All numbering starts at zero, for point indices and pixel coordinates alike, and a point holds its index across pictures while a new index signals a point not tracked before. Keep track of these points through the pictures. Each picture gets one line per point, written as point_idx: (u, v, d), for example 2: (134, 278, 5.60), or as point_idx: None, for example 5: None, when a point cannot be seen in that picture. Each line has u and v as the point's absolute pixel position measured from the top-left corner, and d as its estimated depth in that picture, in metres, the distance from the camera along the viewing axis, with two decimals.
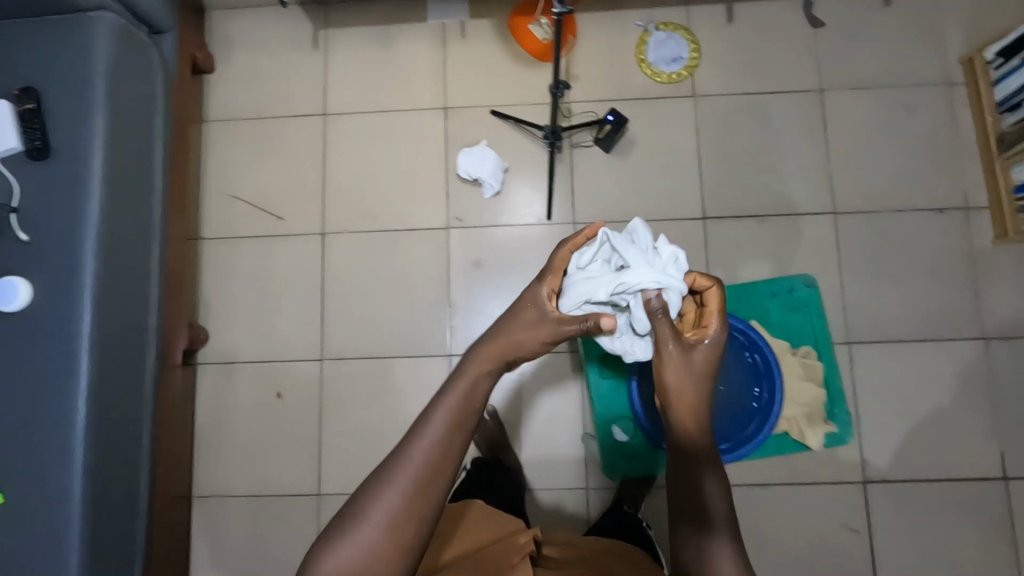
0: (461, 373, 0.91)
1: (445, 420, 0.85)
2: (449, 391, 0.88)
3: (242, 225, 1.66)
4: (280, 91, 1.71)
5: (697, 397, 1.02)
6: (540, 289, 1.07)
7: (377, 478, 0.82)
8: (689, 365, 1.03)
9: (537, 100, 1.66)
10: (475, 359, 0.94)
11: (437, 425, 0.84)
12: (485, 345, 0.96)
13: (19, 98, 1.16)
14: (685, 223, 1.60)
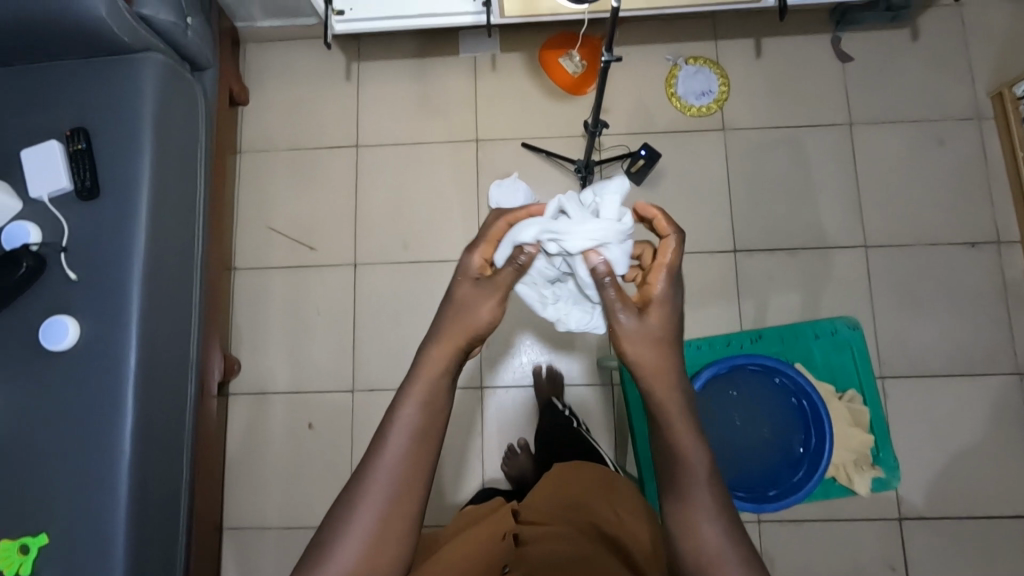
0: (419, 368, 0.77)
1: (412, 426, 0.74)
2: (407, 390, 0.77)
3: (275, 256, 1.68)
4: (314, 123, 1.73)
5: (661, 359, 0.79)
6: (473, 257, 0.86)
7: (350, 494, 0.74)
8: (645, 329, 0.80)
9: (567, 132, 1.67)
10: (433, 349, 0.78)
11: (406, 423, 0.75)
12: (443, 332, 0.79)
13: (70, 138, 1.18)
14: (717, 255, 1.61)
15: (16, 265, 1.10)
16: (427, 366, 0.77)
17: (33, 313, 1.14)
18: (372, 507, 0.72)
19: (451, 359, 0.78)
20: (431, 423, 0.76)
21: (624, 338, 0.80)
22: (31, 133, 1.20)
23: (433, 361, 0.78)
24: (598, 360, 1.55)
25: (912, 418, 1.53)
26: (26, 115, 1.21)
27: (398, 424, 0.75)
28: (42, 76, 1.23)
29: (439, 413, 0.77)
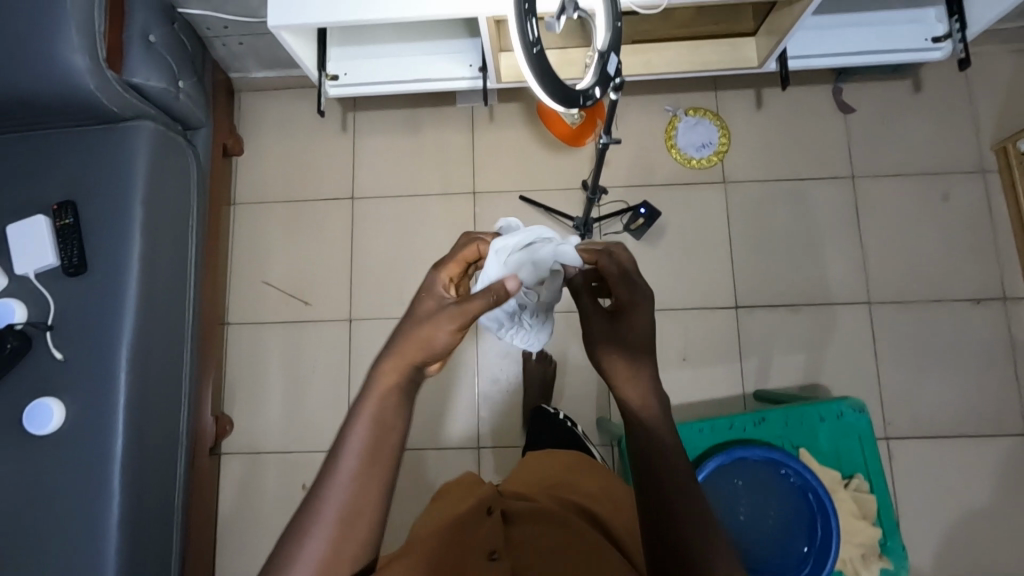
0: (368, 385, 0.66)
1: (364, 449, 0.62)
2: (358, 407, 0.64)
3: (269, 310, 1.65)
4: (309, 174, 1.71)
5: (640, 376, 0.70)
6: (439, 274, 0.73)
7: (297, 523, 0.61)
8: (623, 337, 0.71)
9: (566, 185, 1.65)
10: (381, 369, 0.66)
11: (356, 441, 0.62)
12: (395, 346, 0.67)
13: (57, 213, 1.15)
14: (718, 312, 1.58)
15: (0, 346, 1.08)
16: (378, 382, 0.65)
17: (17, 394, 1.11)
18: (318, 539, 0.59)
19: (403, 373, 0.66)
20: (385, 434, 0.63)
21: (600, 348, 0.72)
22: (17, 206, 1.18)
23: (386, 374, 0.66)
24: (598, 419, 1.53)
25: (917, 479, 1.50)
26: (12, 186, 1.19)
27: (346, 445, 0.63)
28: (29, 146, 1.20)
29: (393, 431, 0.64)
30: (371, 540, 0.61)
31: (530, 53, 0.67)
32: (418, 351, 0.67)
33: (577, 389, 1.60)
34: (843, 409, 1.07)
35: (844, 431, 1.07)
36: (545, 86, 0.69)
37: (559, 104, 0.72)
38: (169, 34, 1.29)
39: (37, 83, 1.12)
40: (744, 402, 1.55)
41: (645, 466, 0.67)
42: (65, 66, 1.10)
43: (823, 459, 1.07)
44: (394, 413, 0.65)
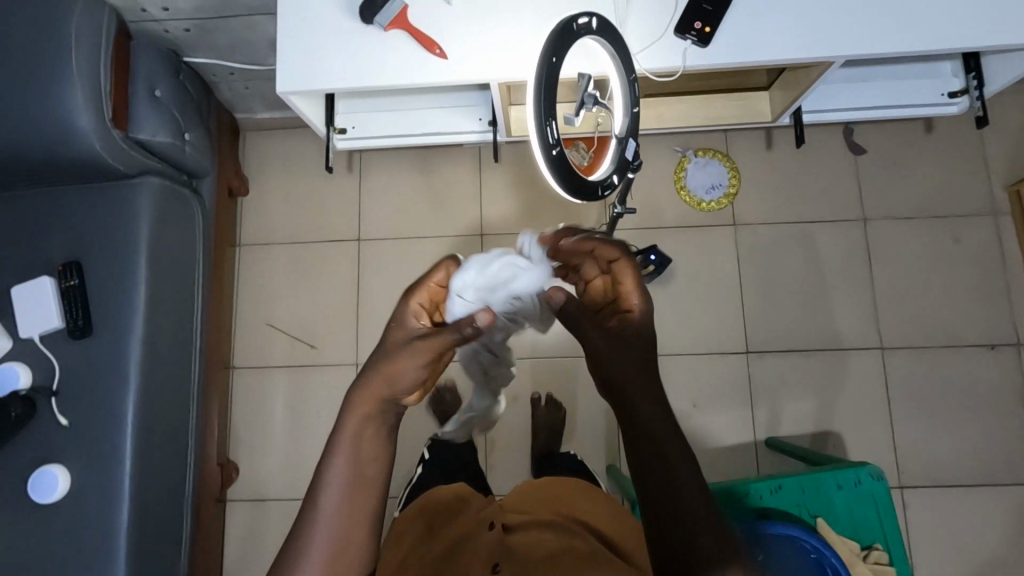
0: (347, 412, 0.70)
1: (341, 483, 0.67)
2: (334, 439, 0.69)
3: (275, 354, 1.64)
4: (315, 215, 1.70)
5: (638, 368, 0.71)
6: (410, 304, 0.77)
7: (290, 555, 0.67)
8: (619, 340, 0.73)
9: (574, 227, 1.63)
10: (357, 400, 0.70)
11: (341, 467, 0.68)
12: (365, 378, 0.71)
13: (62, 274, 1.14)
14: (728, 357, 1.57)
15: (5, 414, 1.06)
16: (357, 410, 0.70)
17: (22, 459, 1.09)
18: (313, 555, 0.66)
19: (373, 402, 0.70)
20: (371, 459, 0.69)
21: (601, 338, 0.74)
22: (21, 265, 1.16)
23: (365, 400, 0.70)
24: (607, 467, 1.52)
25: (931, 529, 1.48)
26: (16, 245, 1.17)
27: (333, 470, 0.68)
28: (33, 203, 1.19)
29: (372, 457, 0.70)
30: (363, 559, 0.68)
31: (549, 155, 0.66)
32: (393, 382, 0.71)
33: (586, 435, 1.58)
34: (861, 477, 1.06)
35: (861, 500, 1.06)
36: (563, 183, 0.68)
37: (575, 196, 0.70)
38: (175, 86, 1.28)
39: (42, 143, 1.10)
40: (756, 449, 1.53)
41: (653, 474, 0.65)
42: (70, 127, 1.09)
43: (839, 528, 1.05)
44: (370, 439, 0.70)
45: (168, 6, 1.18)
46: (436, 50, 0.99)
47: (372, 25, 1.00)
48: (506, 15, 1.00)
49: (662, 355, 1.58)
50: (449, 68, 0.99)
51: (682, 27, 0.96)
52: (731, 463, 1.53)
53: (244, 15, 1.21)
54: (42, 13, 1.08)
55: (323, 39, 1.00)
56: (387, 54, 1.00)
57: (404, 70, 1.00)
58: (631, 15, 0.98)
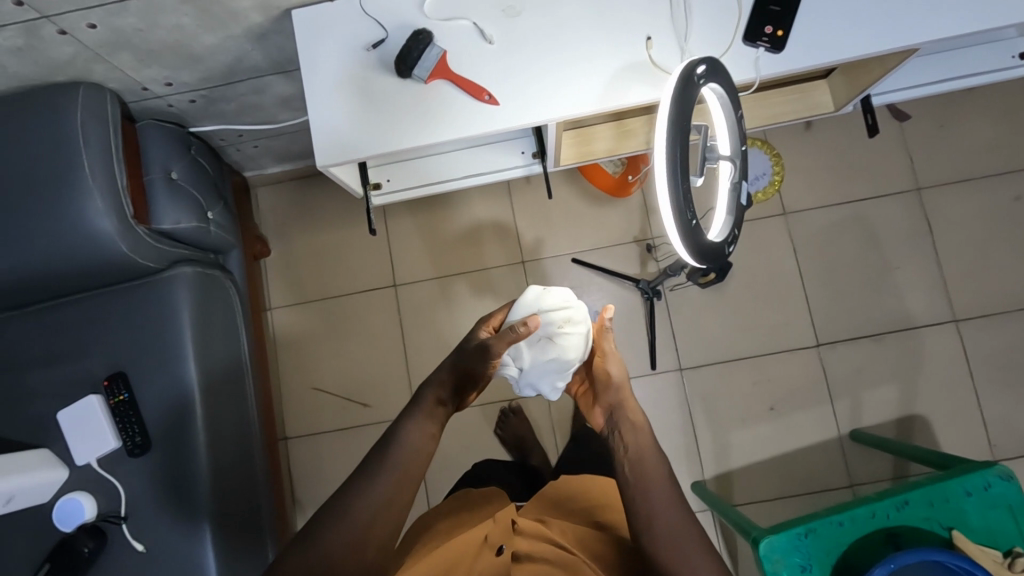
0: (406, 434, 0.85)
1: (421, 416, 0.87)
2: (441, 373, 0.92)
3: (326, 418, 1.56)
4: (342, 266, 1.61)
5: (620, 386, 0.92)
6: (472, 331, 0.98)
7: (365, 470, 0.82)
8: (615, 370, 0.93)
9: (618, 241, 1.57)
10: (420, 413, 0.88)
11: (382, 485, 0.81)
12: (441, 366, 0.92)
13: (109, 389, 1.06)
14: (799, 354, 1.51)
15: (77, 550, 1.01)
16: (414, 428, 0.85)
17: None
18: (335, 547, 0.76)
19: (452, 380, 0.91)
20: (394, 505, 0.80)
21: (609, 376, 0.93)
22: (64, 385, 1.08)
23: (418, 409, 0.88)
24: (692, 484, 1.46)
25: None
26: (55, 364, 1.09)
27: (374, 484, 0.81)
28: (63, 316, 1.10)
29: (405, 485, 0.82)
30: (403, 508, 0.81)
31: (686, 225, 0.62)
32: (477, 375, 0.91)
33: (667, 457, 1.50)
34: (990, 481, 1.00)
35: (995, 509, 1.00)
36: (691, 251, 0.64)
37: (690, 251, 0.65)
38: (190, 163, 1.19)
39: (68, 255, 1.01)
40: (840, 444, 1.47)
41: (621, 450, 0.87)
42: (92, 232, 1.00)
43: (975, 539, 0.99)
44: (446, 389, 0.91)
45: (171, 81, 1.08)
46: (485, 97, 0.89)
47: (410, 79, 0.91)
48: (556, 48, 0.91)
49: (730, 361, 1.51)
50: (501, 114, 0.90)
51: (752, 34, 0.87)
52: (819, 464, 1.47)
53: (254, 78, 1.11)
54: (44, 114, 0.98)
55: (359, 104, 0.92)
56: (430, 109, 0.91)
57: (452, 122, 0.91)
58: (695, 28, 0.89)
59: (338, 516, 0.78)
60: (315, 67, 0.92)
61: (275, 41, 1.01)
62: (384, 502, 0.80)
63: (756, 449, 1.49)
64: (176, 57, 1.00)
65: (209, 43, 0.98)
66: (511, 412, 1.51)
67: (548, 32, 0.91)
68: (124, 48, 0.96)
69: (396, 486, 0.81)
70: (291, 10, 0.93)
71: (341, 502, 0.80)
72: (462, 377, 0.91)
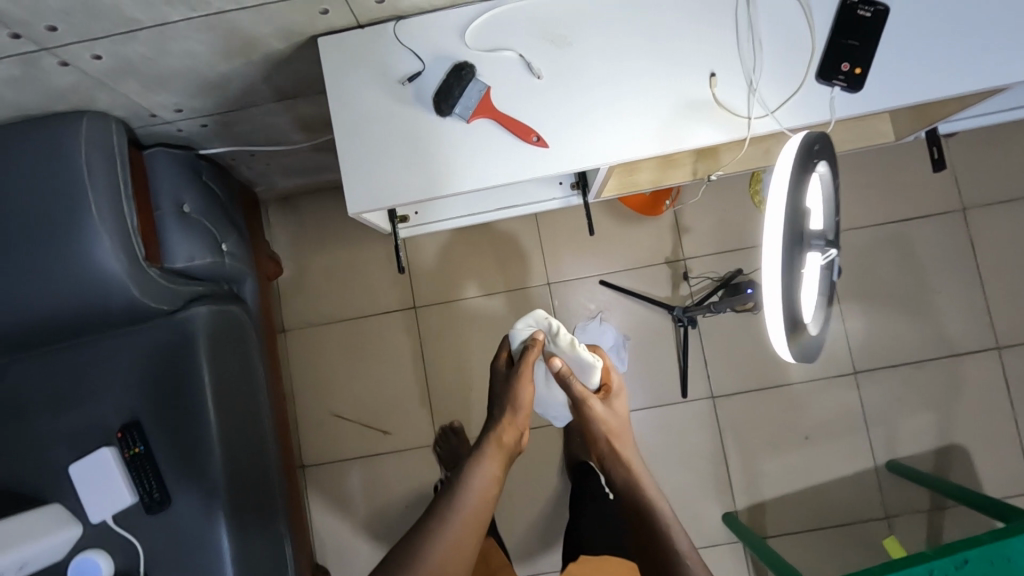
0: (470, 481, 0.93)
1: (490, 463, 0.95)
2: (499, 418, 0.99)
3: (345, 446, 1.51)
4: (358, 286, 1.54)
5: (618, 432, 1.02)
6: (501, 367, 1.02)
7: (438, 511, 0.90)
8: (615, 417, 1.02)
9: (648, 263, 1.50)
10: (482, 459, 0.95)
11: (456, 526, 0.89)
12: (497, 410, 1.00)
13: (122, 442, 1.00)
14: (835, 382, 1.45)
15: None
16: (482, 473, 0.94)
17: None
18: None
19: (513, 428, 0.99)
20: (465, 550, 0.88)
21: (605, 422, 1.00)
22: (73, 434, 1.01)
23: (482, 450, 0.96)
24: (724, 516, 1.42)
25: None
26: (63, 412, 1.02)
27: (445, 526, 0.88)
28: (71, 358, 1.03)
29: (476, 529, 0.91)
30: (474, 549, 0.90)
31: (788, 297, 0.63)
32: (519, 413, 0.98)
33: (698, 487, 1.45)
34: None
35: None
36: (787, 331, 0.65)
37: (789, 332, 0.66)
38: (200, 192, 1.11)
39: (74, 299, 0.94)
40: (876, 474, 1.43)
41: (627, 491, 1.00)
42: (101, 276, 0.92)
43: None
44: (508, 433, 0.99)
45: (182, 107, 0.99)
46: (533, 139, 0.82)
47: (450, 117, 0.83)
48: (612, 81, 0.82)
49: (765, 388, 1.46)
50: (551, 157, 0.82)
51: (828, 71, 0.80)
52: (853, 495, 1.43)
53: (271, 103, 1.02)
54: (44, 148, 0.90)
55: (393, 144, 0.83)
56: (472, 151, 0.83)
57: (497, 165, 0.83)
58: (765, 62, 0.81)
59: (407, 570, 0.84)
60: (344, 98, 0.84)
61: (296, 66, 0.92)
62: (455, 544, 0.87)
63: (790, 479, 1.44)
64: (188, 83, 0.92)
65: (226, 69, 0.89)
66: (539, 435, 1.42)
67: (602, 64, 0.83)
68: (132, 76, 0.87)
69: (462, 533, 0.89)
70: (316, 37, 0.85)
71: (414, 540, 0.88)
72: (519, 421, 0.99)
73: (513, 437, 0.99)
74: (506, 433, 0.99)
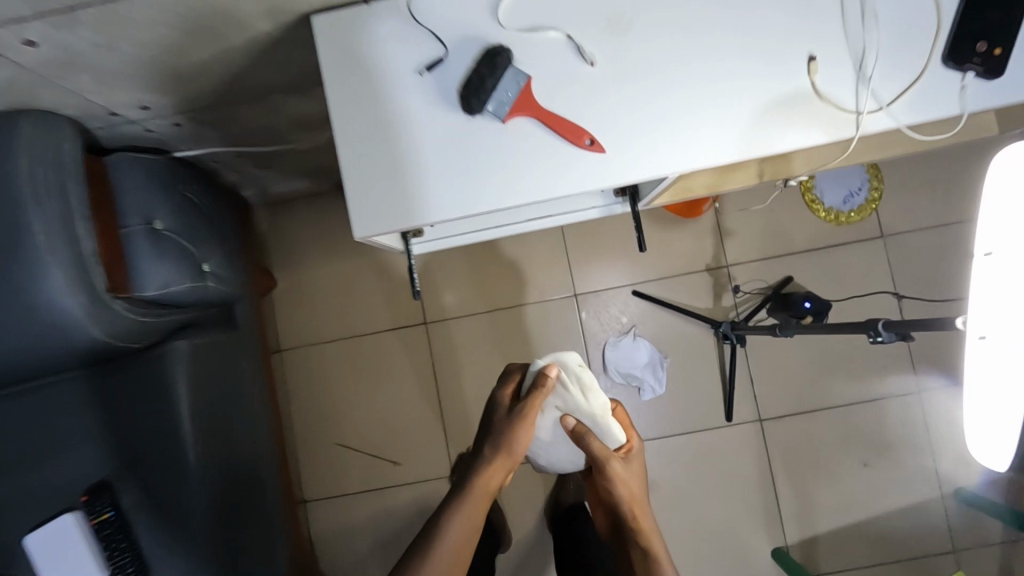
0: (446, 531, 0.87)
1: (468, 513, 0.89)
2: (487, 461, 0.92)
3: (352, 478, 1.35)
4: (362, 299, 1.37)
5: (635, 499, 0.96)
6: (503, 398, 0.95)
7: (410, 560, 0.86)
8: (633, 481, 0.96)
9: (687, 271, 1.34)
10: (462, 507, 0.90)
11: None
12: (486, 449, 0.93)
13: (88, 507, 0.84)
14: (897, 402, 1.30)
15: None
16: (460, 525, 0.88)
17: None
18: None
19: (500, 472, 0.92)
20: None
21: (622, 487, 0.94)
22: (32, 496, 0.86)
23: (465, 496, 0.90)
24: (774, 554, 1.27)
25: None
26: (15, 471, 0.85)
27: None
28: (22, 407, 0.86)
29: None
30: None
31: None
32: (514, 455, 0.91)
33: (746, 521, 1.30)
34: None
35: None
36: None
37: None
38: (176, 204, 0.94)
39: (18, 341, 0.77)
40: (943, 504, 1.28)
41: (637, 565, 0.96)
42: (53, 315, 0.76)
43: None
44: (495, 479, 0.92)
45: (149, 104, 0.82)
46: (586, 142, 0.65)
47: (481, 115, 0.66)
48: (685, 67, 0.66)
49: (819, 409, 1.30)
50: (610, 165, 0.66)
51: (960, 52, 0.63)
52: (918, 527, 1.28)
53: (257, 97, 0.85)
54: None
55: (411, 150, 0.67)
56: (510, 158, 0.66)
57: (543, 175, 0.66)
58: (878, 42, 0.65)
59: None
60: (346, 89, 0.67)
61: (286, 54, 0.75)
62: None
63: (846, 510, 1.30)
64: (153, 76, 0.74)
65: (200, 58, 0.72)
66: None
67: (672, 46, 0.66)
68: (82, 68, 0.70)
69: None
70: (311, 16, 0.67)
71: None
72: (508, 464, 0.92)
73: (500, 482, 0.92)
74: (493, 478, 0.91)
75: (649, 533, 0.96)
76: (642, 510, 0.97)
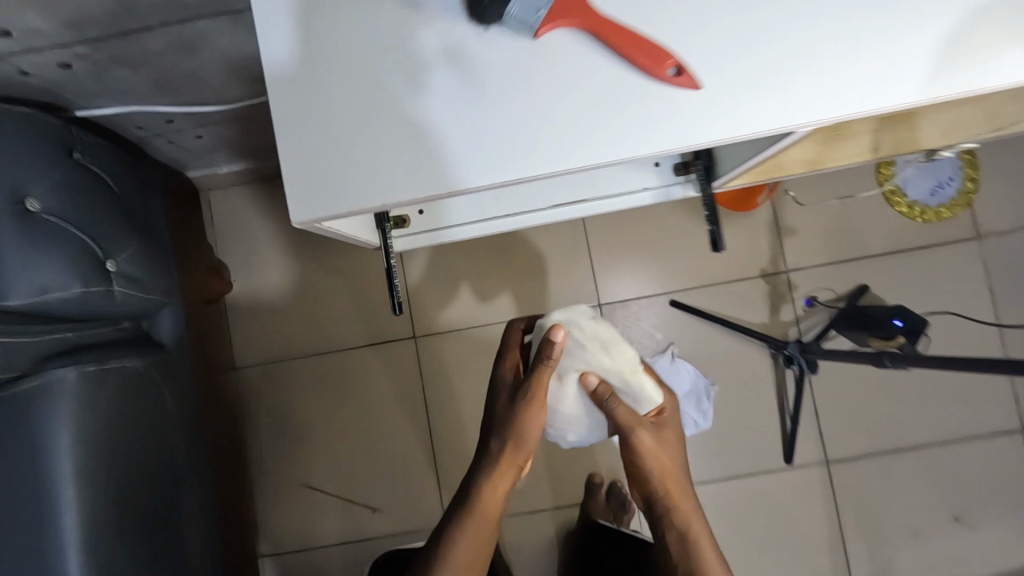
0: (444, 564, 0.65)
1: (470, 538, 0.66)
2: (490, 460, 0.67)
3: (322, 527, 1.09)
4: (338, 305, 1.12)
5: (669, 478, 0.68)
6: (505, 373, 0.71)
7: None
8: (664, 450, 0.67)
9: (738, 276, 1.09)
10: (462, 531, 0.66)
11: None
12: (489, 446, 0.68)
13: None
14: (997, 441, 1.06)
15: None
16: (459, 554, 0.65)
17: None
18: None
19: (509, 476, 0.67)
20: None
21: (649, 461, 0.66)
22: None
23: (464, 513, 0.67)
24: None
25: None
26: None
27: None
28: None
29: None
30: None
31: None
32: (524, 450, 0.65)
33: None
34: None
35: None
36: None
37: None
38: (69, 179, 0.68)
39: None
40: None
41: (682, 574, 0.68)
42: None
43: None
44: (503, 483, 0.67)
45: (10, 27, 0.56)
46: (670, 69, 0.45)
47: (519, 32, 0.47)
48: None
49: (900, 448, 1.06)
50: (704, 106, 0.45)
51: None
52: None
53: (174, 24, 0.60)
54: None
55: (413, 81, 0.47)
56: (558, 93, 0.46)
57: (609, 118, 0.46)
58: None
59: None
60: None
61: None
62: None
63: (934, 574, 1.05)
64: None
65: None
66: (589, 489, 1.05)
67: None
68: None
69: None
70: None
71: None
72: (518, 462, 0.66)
73: (510, 487, 0.67)
74: (500, 484, 0.67)
75: (692, 527, 0.68)
76: (681, 493, 0.69)
